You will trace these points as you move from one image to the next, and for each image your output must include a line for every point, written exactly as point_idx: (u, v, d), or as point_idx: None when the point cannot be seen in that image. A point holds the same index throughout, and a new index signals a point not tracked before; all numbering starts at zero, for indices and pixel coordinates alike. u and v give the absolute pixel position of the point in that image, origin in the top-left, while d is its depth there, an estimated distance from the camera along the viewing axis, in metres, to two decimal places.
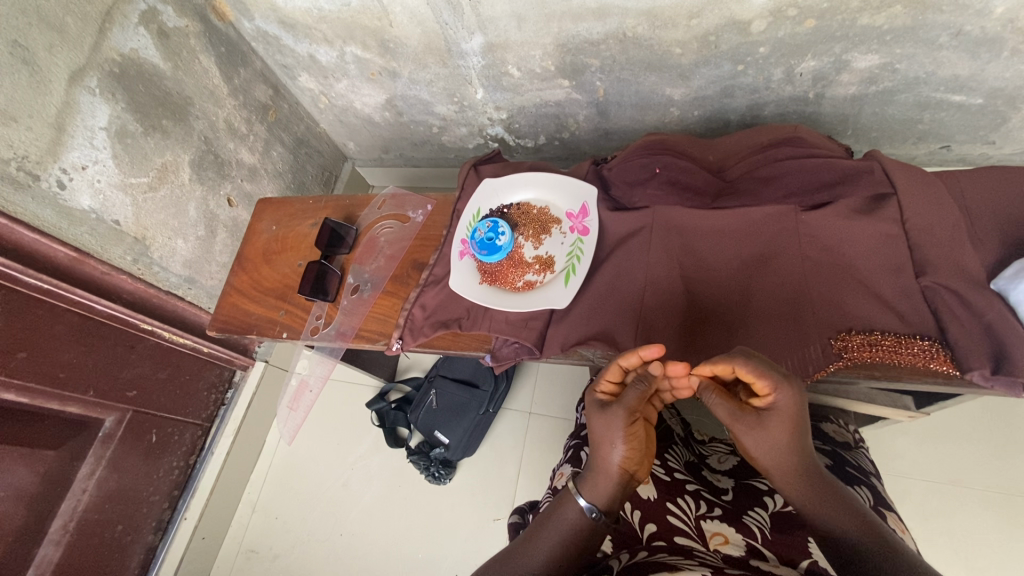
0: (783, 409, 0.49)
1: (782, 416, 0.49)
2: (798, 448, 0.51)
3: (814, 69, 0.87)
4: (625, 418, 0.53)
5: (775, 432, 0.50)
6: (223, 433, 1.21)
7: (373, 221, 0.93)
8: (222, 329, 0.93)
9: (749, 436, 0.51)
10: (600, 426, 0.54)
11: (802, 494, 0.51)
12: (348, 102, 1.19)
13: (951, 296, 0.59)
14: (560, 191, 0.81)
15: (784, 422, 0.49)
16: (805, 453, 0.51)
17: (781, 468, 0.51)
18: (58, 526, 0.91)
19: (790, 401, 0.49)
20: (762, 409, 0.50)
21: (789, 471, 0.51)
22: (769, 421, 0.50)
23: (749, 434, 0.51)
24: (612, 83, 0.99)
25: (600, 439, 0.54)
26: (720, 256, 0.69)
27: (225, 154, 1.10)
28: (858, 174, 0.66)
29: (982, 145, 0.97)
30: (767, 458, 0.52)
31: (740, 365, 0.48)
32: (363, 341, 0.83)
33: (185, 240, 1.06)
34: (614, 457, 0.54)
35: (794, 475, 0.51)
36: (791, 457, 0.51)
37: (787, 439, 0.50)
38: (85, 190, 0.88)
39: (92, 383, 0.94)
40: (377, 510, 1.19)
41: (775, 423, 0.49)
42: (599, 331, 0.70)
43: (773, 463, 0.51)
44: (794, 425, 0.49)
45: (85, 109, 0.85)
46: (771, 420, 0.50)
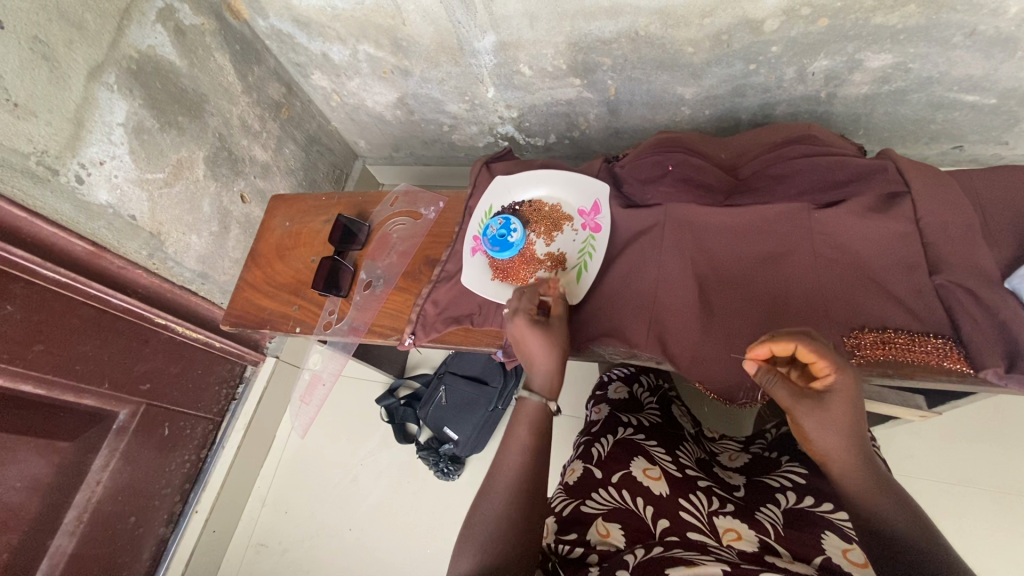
0: (842, 389, 0.48)
1: (843, 397, 0.48)
2: (855, 432, 0.49)
3: (826, 68, 0.87)
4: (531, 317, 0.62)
5: (836, 414, 0.48)
6: (234, 427, 1.23)
7: (385, 218, 0.94)
8: (236, 323, 0.94)
9: (809, 420, 0.49)
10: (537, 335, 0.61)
11: (856, 481, 0.49)
12: (360, 100, 1.20)
13: (965, 294, 0.58)
14: (572, 188, 0.81)
15: (845, 403, 0.48)
16: (861, 438, 0.49)
17: (842, 455, 0.49)
18: (72, 517, 0.92)
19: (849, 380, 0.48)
20: (822, 390, 0.48)
21: (849, 458, 0.49)
22: (829, 403, 0.48)
23: (811, 420, 0.49)
24: (623, 82, 0.99)
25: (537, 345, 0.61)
26: (733, 254, 0.69)
27: (239, 151, 1.12)
28: (871, 173, 0.66)
29: (994, 146, 0.97)
30: (825, 445, 0.49)
31: (803, 343, 0.47)
32: (376, 336, 0.83)
33: (199, 236, 1.07)
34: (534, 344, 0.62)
35: (851, 461, 0.49)
36: (849, 443, 0.49)
37: (847, 422, 0.48)
38: (102, 185, 0.89)
39: (107, 375, 0.96)
40: (385, 505, 1.19)
41: (836, 405, 0.48)
42: (611, 328, 0.71)
43: (832, 451, 0.49)
44: (853, 407, 0.48)
45: (104, 105, 0.86)
46: (833, 401, 0.48)
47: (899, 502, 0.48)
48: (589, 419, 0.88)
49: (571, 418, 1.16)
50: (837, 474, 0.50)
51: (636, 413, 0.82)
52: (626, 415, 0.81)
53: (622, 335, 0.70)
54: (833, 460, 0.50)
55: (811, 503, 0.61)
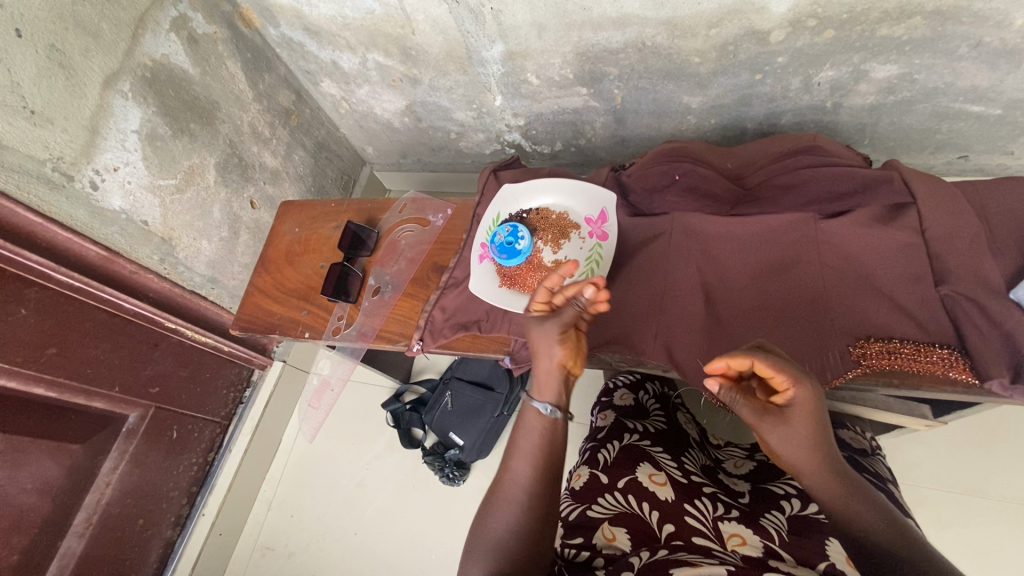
0: (803, 403, 0.49)
1: (803, 411, 0.49)
2: (823, 445, 0.50)
3: (832, 78, 0.88)
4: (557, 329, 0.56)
5: (799, 428, 0.49)
6: (241, 430, 1.24)
7: (393, 224, 0.95)
8: (246, 328, 0.95)
9: (774, 434, 0.50)
10: (542, 332, 0.57)
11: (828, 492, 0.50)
12: (369, 107, 1.21)
13: (971, 305, 0.59)
14: (579, 196, 0.82)
15: (807, 417, 0.49)
16: (828, 449, 0.50)
17: (809, 466, 0.50)
18: (81, 518, 0.93)
19: (809, 395, 0.49)
20: (783, 404, 0.49)
21: (818, 470, 0.50)
22: (791, 418, 0.49)
23: (774, 433, 0.50)
24: (629, 91, 1.00)
25: (540, 345, 0.57)
26: (739, 263, 0.69)
27: (249, 157, 1.13)
28: (877, 184, 0.67)
29: (1000, 155, 0.97)
30: (794, 459, 0.51)
31: (758, 360, 0.48)
32: (385, 341, 0.84)
33: (209, 241, 1.09)
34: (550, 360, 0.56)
35: (818, 472, 0.50)
36: (817, 457, 0.50)
37: (812, 436, 0.49)
38: (116, 191, 0.90)
39: (117, 379, 0.97)
40: (391, 509, 1.20)
41: (798, 419, 0.49)
42: (618, 335, 0.71)
43: (798, 462, 0.51)
44: (816, 421, 0.49)
45: (118, 113, 0.88)
46: (795, 416, 0.49)
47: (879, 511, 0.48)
48: (595, 425, 0.88)
49: (577, 424, 1.17)
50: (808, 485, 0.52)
51: (641, 419, 0.83)
52: (632, 422, 0.82)
53: (628, 342, 0.70)
54: (801, 472, 0.51)
55: (816, 509, 0.61)
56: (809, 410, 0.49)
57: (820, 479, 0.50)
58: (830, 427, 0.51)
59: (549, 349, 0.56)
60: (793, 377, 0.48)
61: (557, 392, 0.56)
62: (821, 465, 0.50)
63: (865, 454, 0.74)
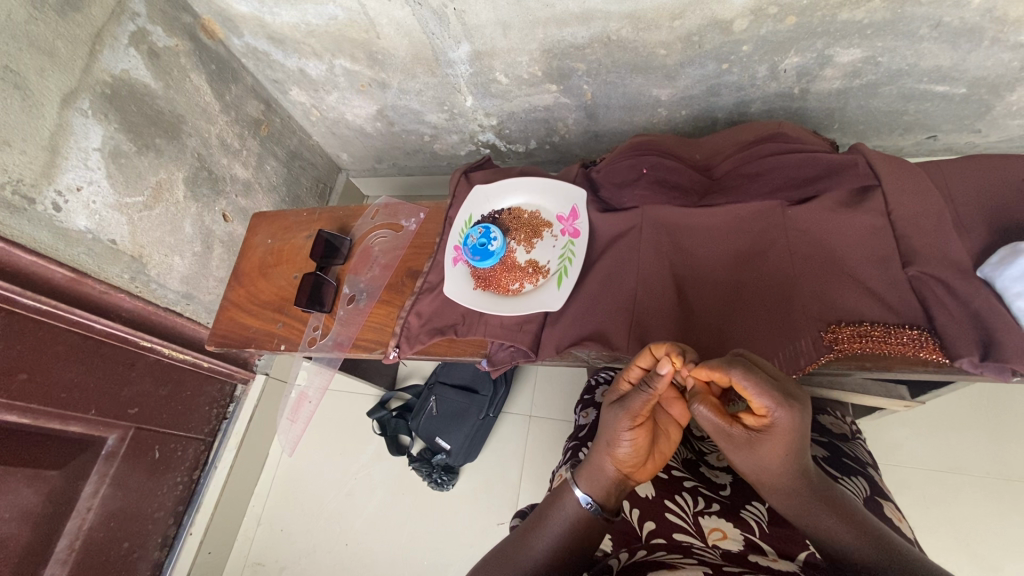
0: (781, 430, 0.45)
1: (778, 437, 0.46)
2: (795, 463, 0.48)
3: (798, 65, 0.88)
4: (614, 485, 0.54)
5: (770, 450, 0.47)
6: (226, 446, 1.22)
7: (366, 231, 0.94)
8: (221, 343, 0.93)
9: (743, 452, 0.49)
10: (601, 482, 0.54)
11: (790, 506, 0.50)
12: (340, 113, 1.20)
13: (938, 285, 0.59)
14: (550, 195, 0.81)
15: (780, 443, 0.46)
16: (802, 466, 0.48)
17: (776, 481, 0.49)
18: (63, 545, 0.91)
19: (789, 423, 0.44)
20: (759, 427, 0.46)
21: (784, 486, 0.49)
22: (760, 438, 0.46)
23: (742, 450, 0.48)
24: (599, 87, 1.00)
25: (604, 438, 0.53)
26: (709, 253, 0.69)
27: (219, 170, 1.11)
28: (842, 168, 0.67)
29: (968, 134, 0.98)
30: (760, 472, 0.50)
31: (738, 378, 0.44)
32: (361, 350, 0.83)
33: (182, 257, 1.07)
34: (598, 474, 0.54)
35: (783, 485, 0.49)
36: (785, 473, 0.48)
37: (783, 459, 0.47)
38: (80, 211, 0.89)
39: (93, 402, 0.95)
40: (380, 518, 1.19)
41: (770, 443, 0.46)
42: (592, 331, 0.70)
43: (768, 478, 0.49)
44: (789, 445, 0.46)
45: (79, 131, 0.86)
46: (768, 438, 0.46)
47: (848, 520, 0.48)
48: (577, 424, 0.87)
49: (563, 422, 1.16)
50: (770, 491, 0.51)
51: None
52: None
53: (603, 338, 0.69)
54: (766, 482, 0.50)
55: None
56: (787, 434, 0.45)
57: (785, 490, 0.49)
58: (807, 450, 0.48)
59: (593, 483, 0.54)
60: (772, 405, 0.44)
61: (605, 491, 0.54)
62: (786, 480, 0.49)
63: (845, 439, 0.75)
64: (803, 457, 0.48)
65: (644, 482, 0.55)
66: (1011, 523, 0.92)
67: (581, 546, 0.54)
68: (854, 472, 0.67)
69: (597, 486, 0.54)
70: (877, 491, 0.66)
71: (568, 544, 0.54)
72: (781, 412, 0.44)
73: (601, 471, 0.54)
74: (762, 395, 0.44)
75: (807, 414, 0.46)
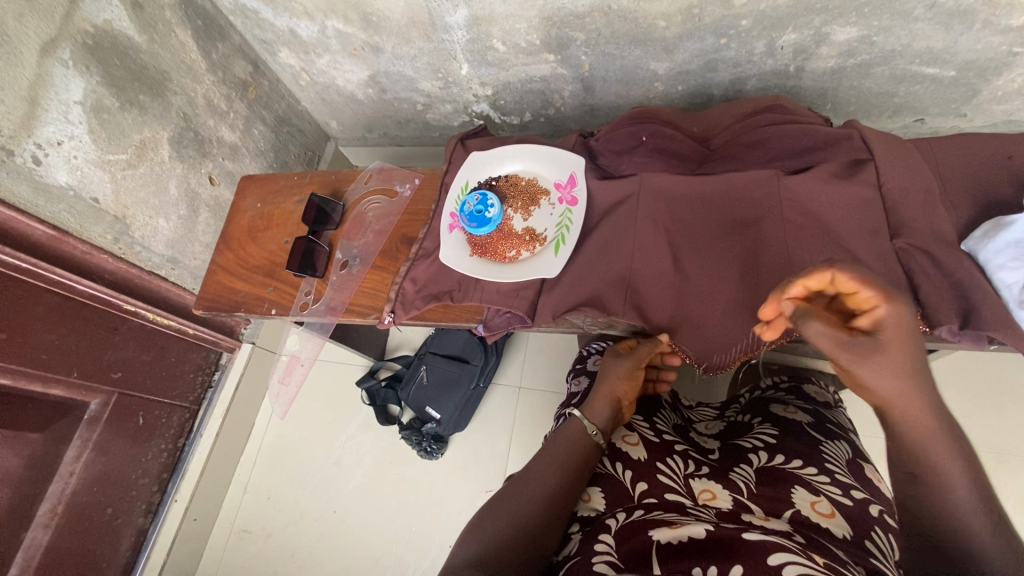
0: (893, 323, 0.43)
1: (896, 337, 0.43)
2: (920, 371, 0.43)
3: (794, 42, 0.89)
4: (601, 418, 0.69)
5: (892, 354, 0.43)
6: (211, 415, 1.21)
7: (360, 196, 0.93)
8: (209, 307, 0.92)
9: (865, 366, 0.43)
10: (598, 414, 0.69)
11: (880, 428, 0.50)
12: (330, 78, 1.17)
13: (923, 257, 0.61)
14: (549, 163, 0.81)
15: (900, 339, 0.43)
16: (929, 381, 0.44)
17: (909, 399, 0.43)
18: (46, 509, 0.89)
19: (898, 316, 0.43)
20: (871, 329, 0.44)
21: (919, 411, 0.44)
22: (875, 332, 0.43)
23: (868, 367, 0.43)
24: (597, 58, 0.99)
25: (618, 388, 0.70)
26: (705, 222, 0.70)
27: (205, 132, 1.08)
28: (837, 141, 0.69)
29: (954, 118, 1.00)
30: (884, 389, 0.44)
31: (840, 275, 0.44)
32: (355, 315, 0.83)
33: (166, 219, 1.04)
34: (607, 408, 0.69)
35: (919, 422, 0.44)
36: (915, 386, 0.43)
37: (909, 359, 0.43)
38: (61, 166, 0.86)
39: (76, 364, 0.93)
40: (369, 487, 1.20)
41: (888, 343, 0.43)
42: (588, 298, 0.71)
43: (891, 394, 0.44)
44: (908, 344, 0.43)
45: (59, 83, 0.83)
46: (885, 338, 0.43)
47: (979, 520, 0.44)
48: (570, 392, 0.86)
49: (553, 394, 1.18)
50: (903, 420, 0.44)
51: None
52: None
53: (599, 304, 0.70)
54: (903, 396, 0.43)
55: (782, 460, 0.65)
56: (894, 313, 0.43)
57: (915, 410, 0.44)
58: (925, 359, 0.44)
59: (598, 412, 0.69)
60: (882, 292, 0.43)
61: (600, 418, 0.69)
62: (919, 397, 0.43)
63: (828, 407, 0.77)
64: (928, 363, 0.44)
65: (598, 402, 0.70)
66: None
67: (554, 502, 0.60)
68: (836, 436, 0.70)
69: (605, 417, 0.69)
70: (858, 454, 0.69)
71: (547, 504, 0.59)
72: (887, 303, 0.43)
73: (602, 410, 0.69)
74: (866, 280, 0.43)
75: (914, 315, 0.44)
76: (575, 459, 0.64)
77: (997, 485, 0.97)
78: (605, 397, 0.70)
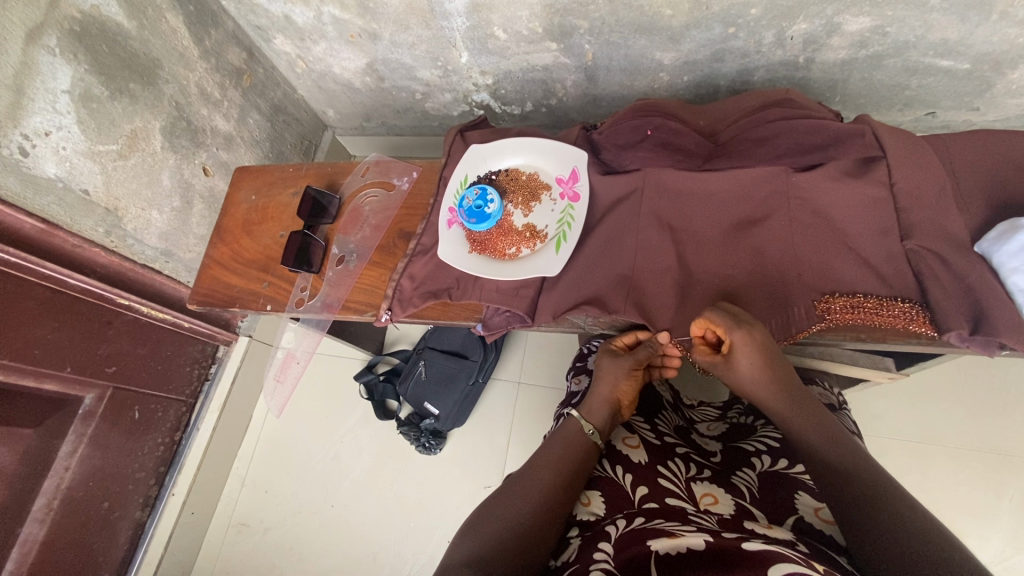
0: (744, 346, 0.58)
1: (748, 354, 0.58)
2: (775, 376, 0.59)
3: (805, 32, 0.86)
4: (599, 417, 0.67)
5: (747, 366, 0.59)
6: (208, 409, 1.20)
7: (356, 189, 0.91)
8: (203, 302, 0.90)
9: (729, 374, 0.62)
10: (595, 414, 0.67)
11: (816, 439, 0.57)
12: (327, 66, 1.14)
13: (935, 259, 0.60)
14: (550, 157, 0.79)
15: (750, 356, 0.58)
16: (783, 383, 0.59)
17: (768, 394, 0.60)
18: (41, 504, 0.89)
19: (745, 340, 0.58)
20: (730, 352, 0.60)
21: (779, 401, 0.59)
22: (734, 360, 0.59)
23: (726, 375, 0.63)
24: (600, 47, 0.96)
25: (617, 384, 0.68)
26: (710, 219, 0.68)
27: (199, 121, 1.05)
28: (849, 137, 0.66)
29: (966, 112, 0.98)
30: (752, 388, 0.61)
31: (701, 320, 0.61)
32: (351, 312, 0.81)
33: (160, 211, 1.02)
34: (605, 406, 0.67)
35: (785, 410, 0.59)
36: (770, 385, 0.59)
37: (760, 370, 0.59)
38: (49, 157, 0.84)
39: (69, 359, 0.92)
40: (367, 481, 1.19)
41: (741, 359, 0.59)
42: (590, 296, 0.69)
43: (757, 390, 0.60)
44: (758, 358, 0.58)
45: (45, 71, 0.80)
46: (740, 357, 0.59)
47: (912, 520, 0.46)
48: (570, 391, 0.85)
49: (552, 389, 1.17)
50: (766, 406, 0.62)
51: None
52: None
53: (600, 303, 0.68)
54: (755, 392, 0.61)
55: (786, 465, 0.64)
56: (754, 348, 0.58)
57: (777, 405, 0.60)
58: (781, 366, 0.59)
59: (596, 413, 0.67)
60: (731, 326, 0.58)
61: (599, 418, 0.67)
62: (774, 393, 0.59)
63: (832, 409, 0.74)
64: (787, 368, 0.59)
65: (597, 398, 0.68)
66: (979, 491, 0.96)
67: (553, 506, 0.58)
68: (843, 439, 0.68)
69: (604, 417, 0.67)
70: None
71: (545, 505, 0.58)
72: (735, 333, 0.58)
73: (599, 409, 0.67)
74: (734, 329, 0.58)
75: (762, 335, 0.58)
76: (575, 462, 0.63)
77: (999, 485, 0.96)
78: (605, 397, 0.68)
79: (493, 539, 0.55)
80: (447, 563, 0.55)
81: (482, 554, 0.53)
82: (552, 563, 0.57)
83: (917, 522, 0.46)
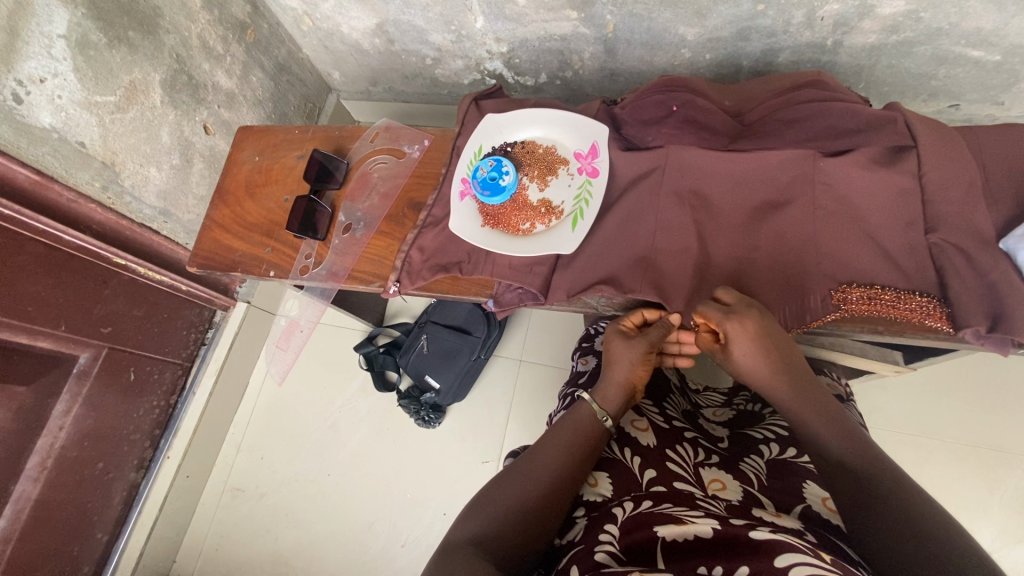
0: (738, 335, 0.57)
1: (744, 342, 0.57)
2: (777, 367, 0.57)
3: (836, 13, 0.83)
4: (610, 401, 0.66)
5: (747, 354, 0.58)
6: (204, 373, 1.18)
7: (365, 155, 0.88)
8: (204, 265, 0.88)
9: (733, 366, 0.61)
10: (606, 398, 0.66)
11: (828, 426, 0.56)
12: (335, 25, 1.09)
13: (957, 253, 0.58)
14: (569, 131, 0.77)
15: (749, 344, 0.57)
16: (787, 373, 0.57)
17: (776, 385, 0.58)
18: (35, 462, 0.88)
19: (739, 327, 0.57)
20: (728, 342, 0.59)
21: (786, 393, 0.58)
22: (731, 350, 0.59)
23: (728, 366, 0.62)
24: (623, 18, 0.92)
25: (626, 368, 0.66)
26: (732, 202, 0.67)
27: (200, 76, 1.01)
28: (881, 124, 0.64)
29: (990, 106, 0.96)
30: (758, 380, 0.59)
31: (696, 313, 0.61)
32: (357, 283, 0.79)
33: (159, 168, 0.99)
34: (615, 391, 0.66)
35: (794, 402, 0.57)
36: (774, 377, 0.58)
37: (760, 359, 0.58)
38: (43, 105, 0.80)
39: (64, 317, 0.89)
40: (365, 451, 1.19)
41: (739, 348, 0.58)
42: (605, 276, 0.67)
43: (763, 382, 0.59)
44: (757, 347, 0.57)
45: (41, 12, 0.76)
46: (737, 346, 0.58)
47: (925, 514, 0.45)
48: (575, 371, 0.85)
49: (553, 368, 1.17)
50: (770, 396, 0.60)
51: None
52: None
53: (615, 282, 0.66)
54: (760, 382, 0.59)
55: (793, 454, 0.64)
56: (746, 338, 0.57)
57: (775, 391, 0.58)
58: (783, 355, 0.58)
59: (607, 397, 0.66)
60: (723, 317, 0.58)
61: (610, 403, 0.66)
62: (778, 383, 0.58)
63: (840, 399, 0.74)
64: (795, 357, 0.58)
65: (609, 383, 0.67)
66: (973, 485, 0.98)
67: (560, 485, 0.58)
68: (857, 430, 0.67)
69: (614, 402, 0.66)
70: None
71: (552, 485, 0.58)
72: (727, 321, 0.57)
73: (610, 393, 0.66)
74: (724, 320, 0.58)
75: (762, 322, 0.58)
76: (582, 443, 0.62)
77: (992, 481, 0.98)
78: (617, 380, 0.67)
79: (500, 516, 0.55)
80: (452, 537, 0.54)
81: (489, 532, 0.53)
82: (557, 542, 0.57)
83: (935, 515, 0.45)
